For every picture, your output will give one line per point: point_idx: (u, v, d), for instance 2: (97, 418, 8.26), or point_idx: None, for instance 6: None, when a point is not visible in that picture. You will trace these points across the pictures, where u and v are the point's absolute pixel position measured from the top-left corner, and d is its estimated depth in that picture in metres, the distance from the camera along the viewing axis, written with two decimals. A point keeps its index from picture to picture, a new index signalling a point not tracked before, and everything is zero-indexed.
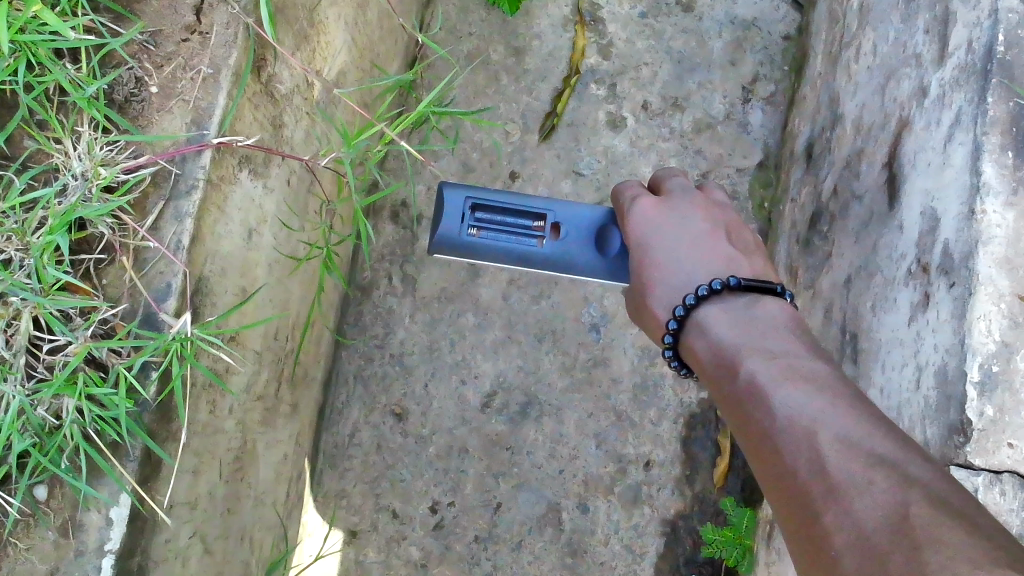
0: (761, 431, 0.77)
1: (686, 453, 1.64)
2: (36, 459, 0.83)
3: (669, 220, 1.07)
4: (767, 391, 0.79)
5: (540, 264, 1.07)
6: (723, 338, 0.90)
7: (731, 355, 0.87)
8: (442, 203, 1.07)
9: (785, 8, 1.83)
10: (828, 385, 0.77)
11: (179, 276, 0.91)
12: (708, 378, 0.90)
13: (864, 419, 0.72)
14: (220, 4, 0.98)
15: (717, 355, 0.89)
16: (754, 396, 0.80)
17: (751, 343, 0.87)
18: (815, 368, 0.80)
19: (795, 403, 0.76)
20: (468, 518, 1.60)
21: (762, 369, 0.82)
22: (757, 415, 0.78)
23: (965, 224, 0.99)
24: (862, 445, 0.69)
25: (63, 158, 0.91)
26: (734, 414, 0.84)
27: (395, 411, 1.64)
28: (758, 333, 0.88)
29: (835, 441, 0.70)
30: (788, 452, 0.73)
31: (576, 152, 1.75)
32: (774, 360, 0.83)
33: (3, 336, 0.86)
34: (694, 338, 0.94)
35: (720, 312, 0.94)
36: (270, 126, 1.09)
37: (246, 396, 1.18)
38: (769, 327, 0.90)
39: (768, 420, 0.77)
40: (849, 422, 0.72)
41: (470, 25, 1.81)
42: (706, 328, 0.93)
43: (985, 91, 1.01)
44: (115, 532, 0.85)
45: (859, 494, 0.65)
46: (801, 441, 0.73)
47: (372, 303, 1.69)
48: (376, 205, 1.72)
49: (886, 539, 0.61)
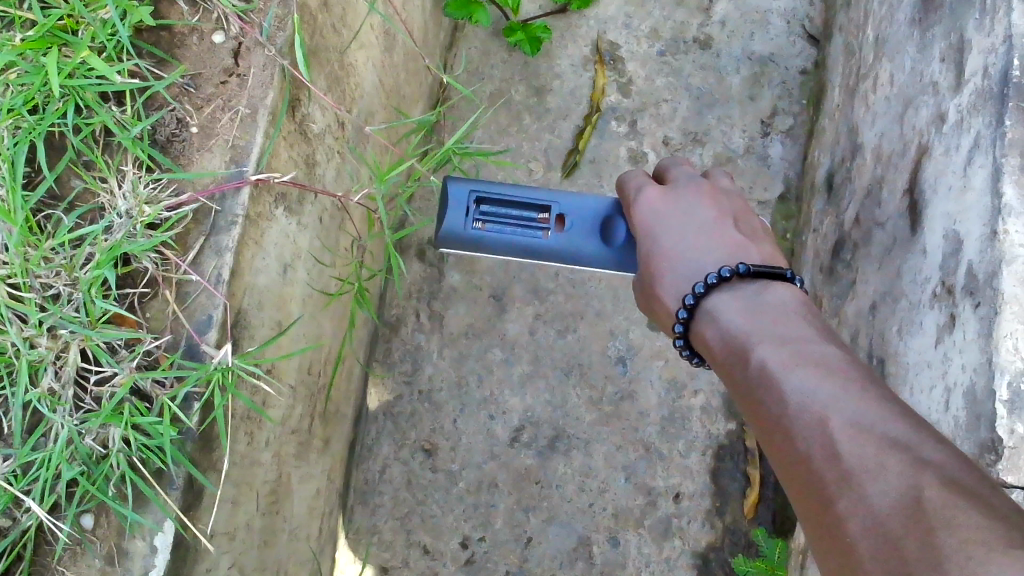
0: (773, 417, 0.75)
1: (716, 485, 1.64)
2: (84, 487, 0.86)
3: (676, 208, 1.05)
4: (777, 375, 0.77)
5: (547, 255, 1.10)
6: (732, 325, 0.88)
7: (740, 340, 0.85)
8: (447, 197, 1.11)
9: (802, 44, 1.86)
10: (839, 368, 0.75)
11: (220, 308, 0.94)
12: (716, 364, 0.89)
13: (877, 402, 0.70)
14: (257, 47, 1.02)
15: (725, 342, 0.87)
16: (763, 380, 0.78)
17: (760, 328, 0.85)
18: (825, 350, 0.78)
19: (805, 387, 0.74)
20: (499, 553, 1.60)
21: (771, 353, 0.80)
22: (767, 400, 0.76)
23: (988, 245, 1.00)
24: (875, 429, 0.67)
25: (109, 197, 0.95)
26: (742, 399, 0.82)
27: (425, 446, 1.65)
28: (767, 318, 0.86)
29: (847, 425, 0.68)
30: (799, 437, 0.71)
31: (599, 188, 1.77)
32: (783, 343, 0.81)
33: (53, 368, 0.89)
34: (701, 326, 0.93)
35: (728, 296, 0.92)
36: (304, 164, 1.12)
37: (282, 429, 1.20)
38: (781, 312, 0.87)
39: (778, 405, 0.75)
40: (861, 404, 0.70)
41: (492, 67, 1.86)
42: (716, 316, 0.91)
43: (1002, 114, 1.03)
44: (160, 559, 0.87)
45: (872, 479, 0.64)
46: (813, 425, 0.71)
47: (400, 340, 1.71)
48: (404, 243, 1.76)
49: (901, 524, 0.60)
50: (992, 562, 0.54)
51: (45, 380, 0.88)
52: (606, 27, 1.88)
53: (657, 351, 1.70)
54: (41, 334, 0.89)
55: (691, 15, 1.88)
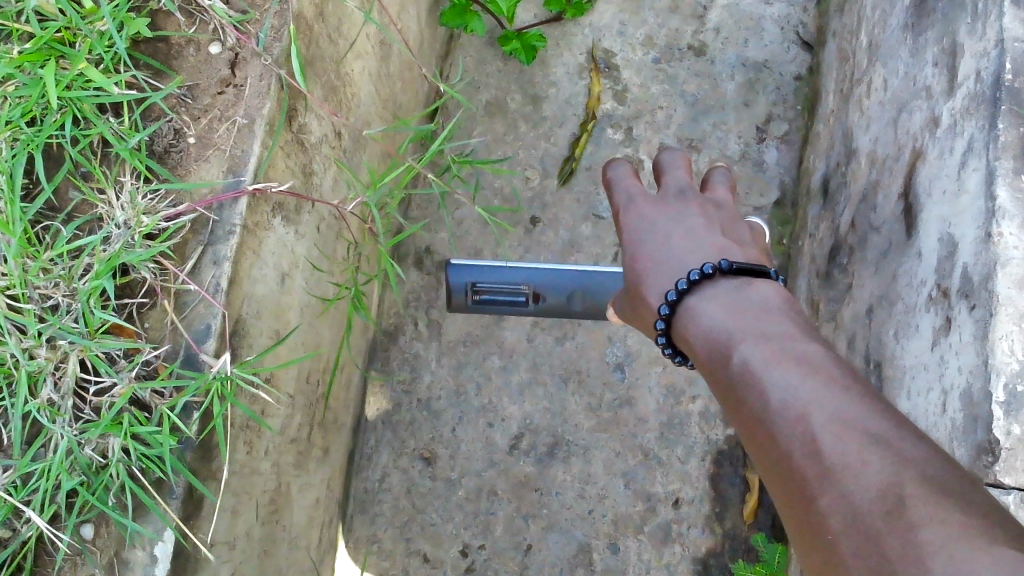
0: (754, 412, 0.75)
1: (715, 490, 1.64)
2: (84, 497, 0.86)
3: (665, 217, 1.08)
4: (758, 371, 0.77)
5: None
6: (715, 321, 0.88)
7: (723, 337, 0.85)
8: None
9: (796, 50, 1.87)
10: (820, 363, 0.75)
11: (218, 318, 0.94)
12: (700, 361, 0.89)
13: (857, 395, 0.70)
14: (254, 57, 1.03)
15: (708, 339, 0.88)
16: (745, 376, 0.78)
17: (742, 324, 0.85)
18: (805, 345, 0.78)
19: (786, 382, 0.74)
20: (499, 560, 1.60)
21: (753, 349, 0.80)
22: (748, 397, 0.77)
23: (982, 247, 0.99)
24: (855, 423, 0.67)
25: (108, 208, 0.95)
26: (724, 396, 0.82)
27: (424, 455, 1.66)
28: (748, 313, 0.86)
29: (828, 420, 0.68)
30: (780, 432, 0.71)
31: (595, 196, 1.79)
32: (764, 339, 0.81)
33: (52, 379, 0.89)
34: (685, 323, 0.93)
35: (711, 291, 0.93)
36: (301, 173, 1.13)
37: (282, 438, 1.21)
38: (762, 307, 0.87)
39: (759, 401, 0.75)
40: (841, 398, 0.70)
41: (488, 76, 1.87)
42: (699, 312, 0.91)
43: (995, 118, 1.03)
44: (160, 568, 0.88)
45: (854, 474, 0.64)
46: (794, 421, 0.71)
47: (399, 348, 1.72)
48: (401, 252, 1.77)
49: (882, 522, 0.60)
50: (975, 561, 0.54)
51: (44, 391, 0.88)
52: (601, 35, 1.89)
53: (655, 357, 1.70)
54: (40, 345, 0.90)
55: (685, 22, 1.89)
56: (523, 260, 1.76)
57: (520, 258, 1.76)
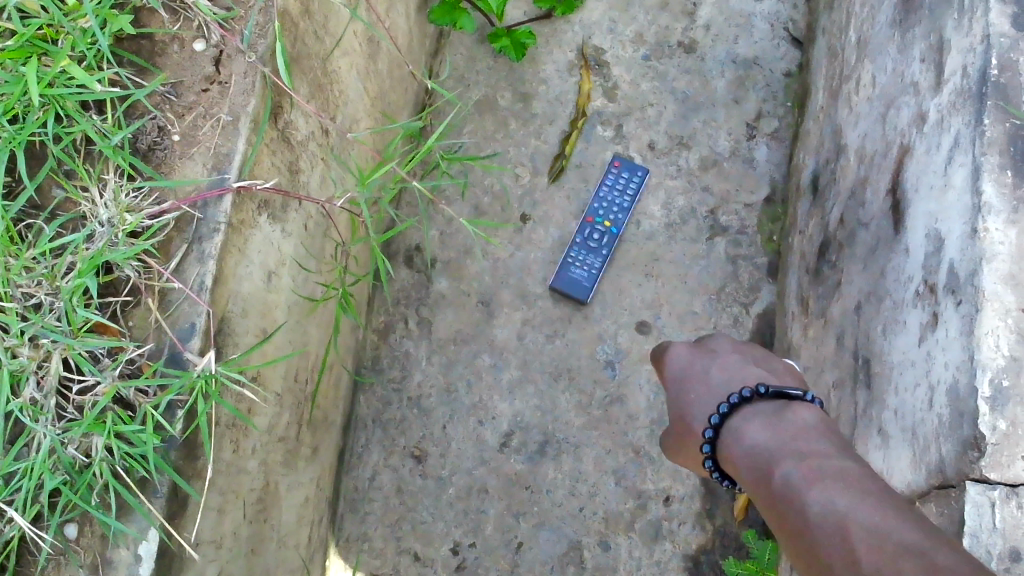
0: (796, 535, 0.72)
1: (706, 487, 1.63)
2: (67, 497, 0.85)
3: (706, 357, 1.06)
4: (800, 491, 0.75)
5: None
6: (756, 441, 0.86)
7: (766, 459, 0.82)
8: None
9: (786, 46, 1.87)
10: (861, 485, 0.73)
11: (203, 316, 0.94)
12: (744, 486, 0.85)
13: (903, 517, 0.67)
14: (238, 55, 1.02)
15: (750, 461, 0.85)
16: (787, 498, 0.76)
17: (784, 444, 0.83)
18: (845, 466, 0.76)
19: (827, 503, 0.71)
20: (489, 558, 1.60)
21: (794, 470, 0.78)
22: (790, 517, 0.74)
23: (969, 243, 0.99)
24: (894, 541, 0.65)
25: (91, 206, 0.95)
26: (767, 517, 0.79)
27: (415, 453, 1.66)
28: (790, 432, 0.84)
29: (869, 540, 0.66)
30: (824, 553, 0.68)
31: (585, 194, 1.79)
32: (805, 459, 0.79)
33: (34, 378, 0.88)
34: (731, 447, 0.89)
35: (757, 413, 0.90)
36: (287, 171, 1.12)
37: (269, 437, 1.20)
38: (804, 429, 0.85)
39: (800, 522, 0.72)
40: (884, 517, 0.67)
41: (478, 73, 1.87)
42: (740, 432, 0.89)
43: (981, 113, 1.02)
44: (145, 567, 0.87)
45: None
46: (837, 542, 0.68)
47: (389, 346, 1.72)
48: (391, 250, 1.77)
49: None
50: None
51: (26, 391, 0.88)
52: (591, 32, 1.89)
53: (645, 355, 1.70)
54: (22, 344, 0.89)
55: (675, 19, 1.89)
56: (514, 258, 1.75)
57: (510, 256, 1.75)
